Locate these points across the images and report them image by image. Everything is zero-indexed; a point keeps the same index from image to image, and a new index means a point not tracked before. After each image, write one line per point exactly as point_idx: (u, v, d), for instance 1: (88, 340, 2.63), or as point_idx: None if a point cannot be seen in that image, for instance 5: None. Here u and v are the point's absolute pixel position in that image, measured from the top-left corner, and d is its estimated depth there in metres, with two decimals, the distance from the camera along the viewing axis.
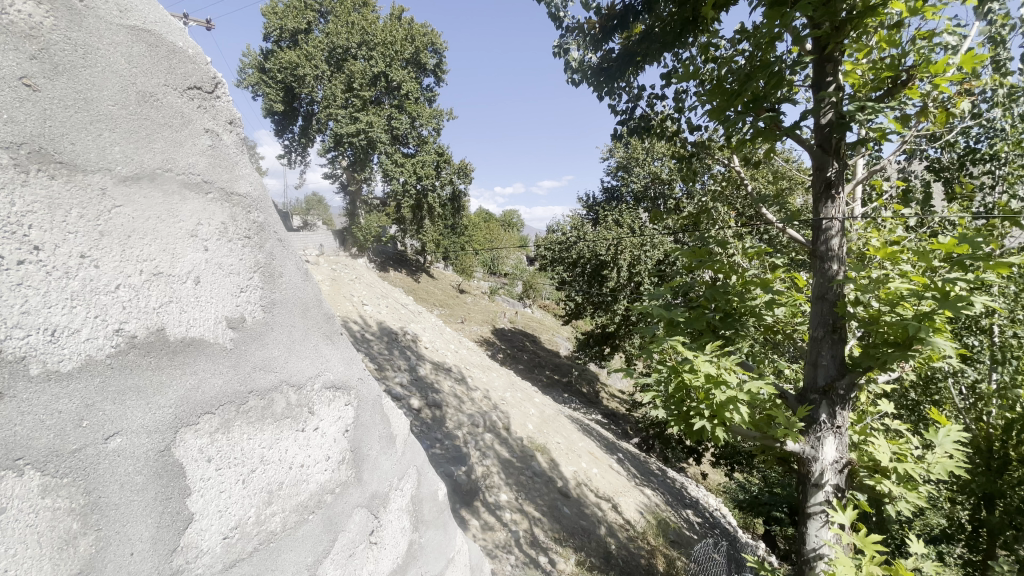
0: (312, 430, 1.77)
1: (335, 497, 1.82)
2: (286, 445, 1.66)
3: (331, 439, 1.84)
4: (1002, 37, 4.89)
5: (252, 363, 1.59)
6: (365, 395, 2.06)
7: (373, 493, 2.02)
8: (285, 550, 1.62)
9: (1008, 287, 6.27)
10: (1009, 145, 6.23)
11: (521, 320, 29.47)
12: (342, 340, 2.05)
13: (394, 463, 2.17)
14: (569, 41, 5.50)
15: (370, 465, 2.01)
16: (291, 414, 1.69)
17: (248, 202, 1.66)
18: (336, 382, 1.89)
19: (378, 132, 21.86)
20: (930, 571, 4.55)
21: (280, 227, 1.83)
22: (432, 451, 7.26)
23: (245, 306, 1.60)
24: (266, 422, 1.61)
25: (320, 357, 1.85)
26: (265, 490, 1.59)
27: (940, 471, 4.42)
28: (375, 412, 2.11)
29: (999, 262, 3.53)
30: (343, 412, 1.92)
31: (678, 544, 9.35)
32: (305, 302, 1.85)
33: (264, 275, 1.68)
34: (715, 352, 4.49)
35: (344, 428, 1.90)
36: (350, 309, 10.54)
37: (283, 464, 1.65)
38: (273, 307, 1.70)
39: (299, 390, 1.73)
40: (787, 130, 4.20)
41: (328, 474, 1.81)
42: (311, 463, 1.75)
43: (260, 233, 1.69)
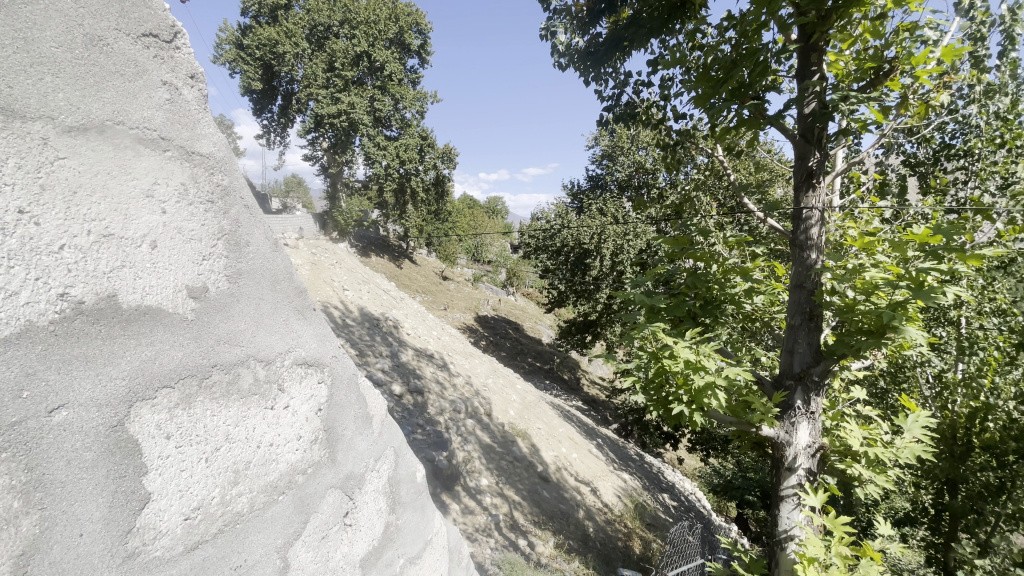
0: (282, 408, 1.71)
1: (307, 478, 1.77)
2: (253, 423, 1.60)
3: (303, 417, 1.78)
4: (980, 34, 4.98)
5: (216, 336, 1.52)
6: (340, 373, 2.00)
7: (348, 474, 1.96)
8: (252, 532, 1.57)
9: (977, 280, 6.45)
10: (983, 142, 6.37)
11: (505, 308, 29.50)
12: (316, 315, 1.98)
13: (370, 444, 2.12)
14: (556, 24, 5.41)
15: (344, 445, 1.95)
16: (258, 390, 1.62)
17: (212, 163, 1.57)
18: (307, 358, 1.82)
19: (360, 113, 21.37)
20: (895, 552, 4.71)
21: (247, 194, 1.74)
22: (413, 436, 7.24)
23: (208, 275, 1.51)
24: (231, 398, 1.54)
25: (292, 333, 1.78)
26: (231, 469, 1.52)
27: (907, 456, 4.56)
28: (352, 391, 2.05)
29: (971, 254, 3.60)
30: (316, 390, 1.85)
31: (654, 527, 9.56)
32: (274, 273, 1.77)
33: (229, 243, 1.60)
34: (694, 339, 4.53)
35: (317, 407, 1.84)
36: (331, 294, 10.38)
37: (250, 442, 1.59)
38: (238, 277, 1.62)
39: (267, 365, 1.66)
40: (771, 119, 4.19)
41: (300, 454, 1.75)
42: (280, 442, 1.69)
43: (225, 197, 1.60)
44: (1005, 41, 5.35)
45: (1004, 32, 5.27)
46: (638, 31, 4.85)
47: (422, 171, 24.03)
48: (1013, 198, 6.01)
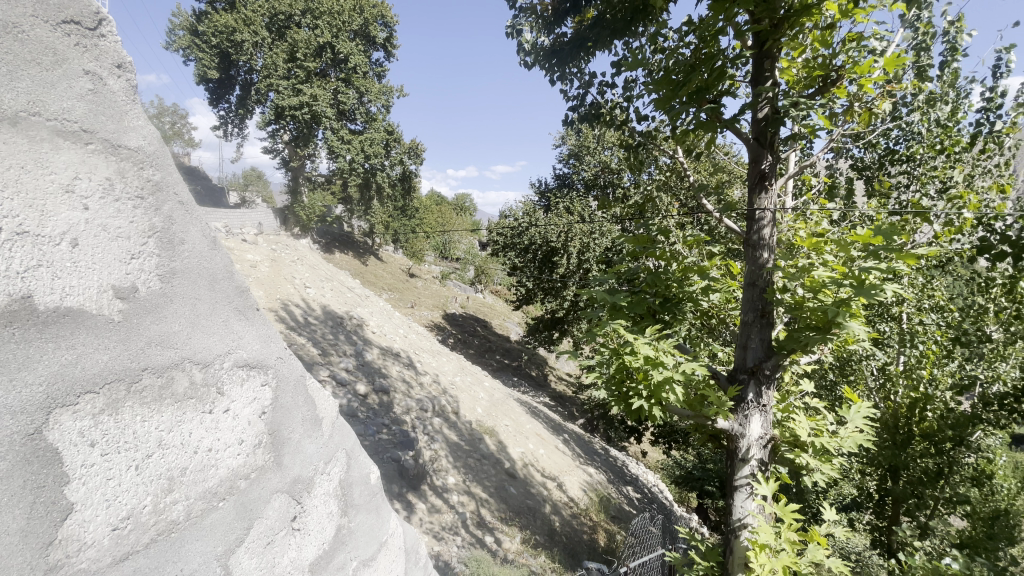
0: (221, 412, 1.65)
1: (249, 483, 1.72)
2: (189, 428, 1.54)
3: (245, 422, 1.73)
4: (923, 44, 5.29)
5: (146, 338, 1.45)
6: (286, 375, 1.94)
7: (296, 477, 1.91)
8: (190, 540, 1.51)
9: (918, 279, 6.85)
10: (924, 148, 6.77)
11: (473, 306, 29.47)
12: (259, 316, 1.91)
13: (320, 446, 2.08)
14: (521, 22, 5.43)
15: (291, 449, 1.91)
16: (194, 394, 1.56)
17: (141, 157, 1.50)
18: (249, 360, 1.77)
19: (323, 106, 20.83)
20: (840, 536, 4.97)
21: (183, 189, 1.66)
22: (379, 437, 7.18)
23: (138, 275, 1.45)
24: (164, 402, 1.47)
25: (233, 334, 1.72)
26: (164, 477, 1.47)
27: (851, 445, 4.81)
28: (299, 394, 2.00)
29: (908, 254, 3.84)
30: (259, 393, 1.80)
31: (618, 519, 9.78)
32: (212, 272, 1.69)
33: (161, 241, 1.53)
34: (654, 336, 4.65)
35: (260, 411, 1.80)
36: (292, 291, 10.08)
37: (186, 448, 1.53)
38: (172, 277, 1.55)
39: (205, 369, 1.60)
40: (727, 123, 4.33)
41: (241, 459, 1.70)
42: (220, 447, 1.64)
43: (157, 192, 1.53)
44: (947, 52, 5.70)
45: (946, 43, 5.62)
46: (602, 32, 4.92)
47: (388, 166, 23.60)
48: (948, 201, 6.43)
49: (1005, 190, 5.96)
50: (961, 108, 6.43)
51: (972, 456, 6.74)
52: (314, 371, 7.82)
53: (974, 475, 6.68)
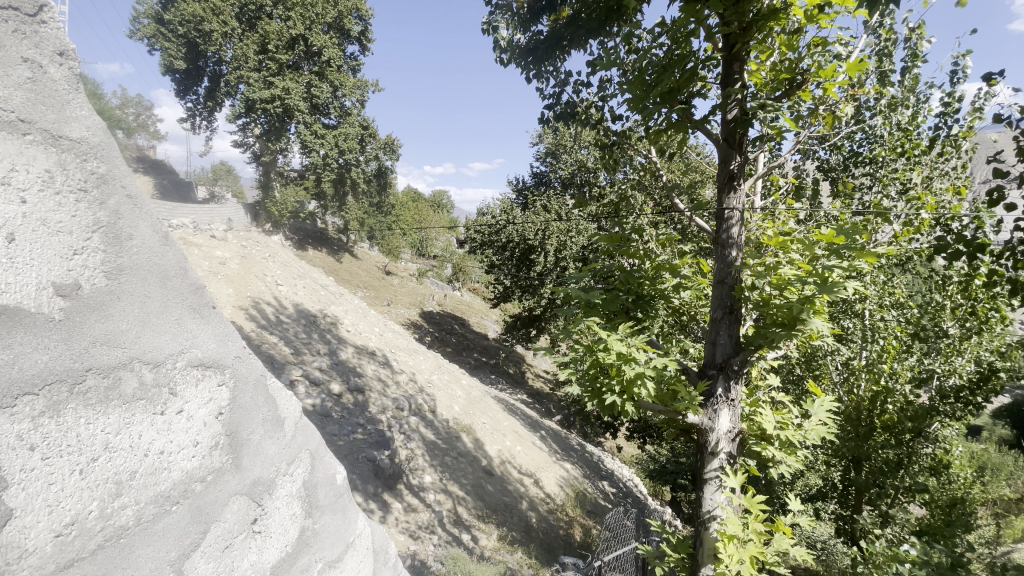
0: (175, 413, 1.60)
1: (206, 486, 1.68)
2: (138, 430, 1.49)
3: (200, 423, 1.68)
4: (885, 50, 5.49)
5: (91, 337, 1.39)
6: (244, 375, 1.90)
7: (255, 479, 1.88)
8: (140, 545, 1.47)
9: (879, 277, 7.11)
10: (886, 151, 7.02)
11: (451, 304, 29.31)
12: (215, 314, 1.86)
13: (282, 447, 2.04)
14: (497, 19, 5.44)
15: (251, 450, 1.87)
16: (145, 395, 1.51)
17: (85, 149, 1.47)
18: (205, 359, 1.72)
19: (296, 99, 20.35)
20: (804, 525, 5.14)
21: (132, 182, 1.62)
22: (353, 436, 7.12)
23: (81, 271, 1.39)
24: (111, 404, 1.42)
25: (186, 333, 1.67)
26: (112, 481, 1.42)
27: (814, 437, 4.99)
28: (259, 394, 1.96)
29: (869, 252, 3.98)
30: (215, 393, 1.75)
31: (593, 513, 9.91)
32: (164, 268, 1.64)
33: (107, 236, 1.48)
34: (626, 332, 4.71)
35: (216, 411, 1.75)
36: (263, 290, 9.84)
37: (136, 451, 1.48)
38: (119, 273, 1.50)
39: (156, 368, 1.55)
40: (697, 123, 4.42)
41: (196, 461, 1.66)
42: (173, 449, 1.58)
43: (102, 185, 1.49)
44: (908, 58, 5.92)
45: (907, 49, 5.84)
46: (577, 31, 4.94)
47: (363, 162, 23.20)
48: (908, 202, 6.70)
49: (960, 193, 6.22)
50: (921, 113, 6.69)
51: (930, 447, 7.00)
52: (286, 370, 7.67)
53: (932, 465, 6.97)
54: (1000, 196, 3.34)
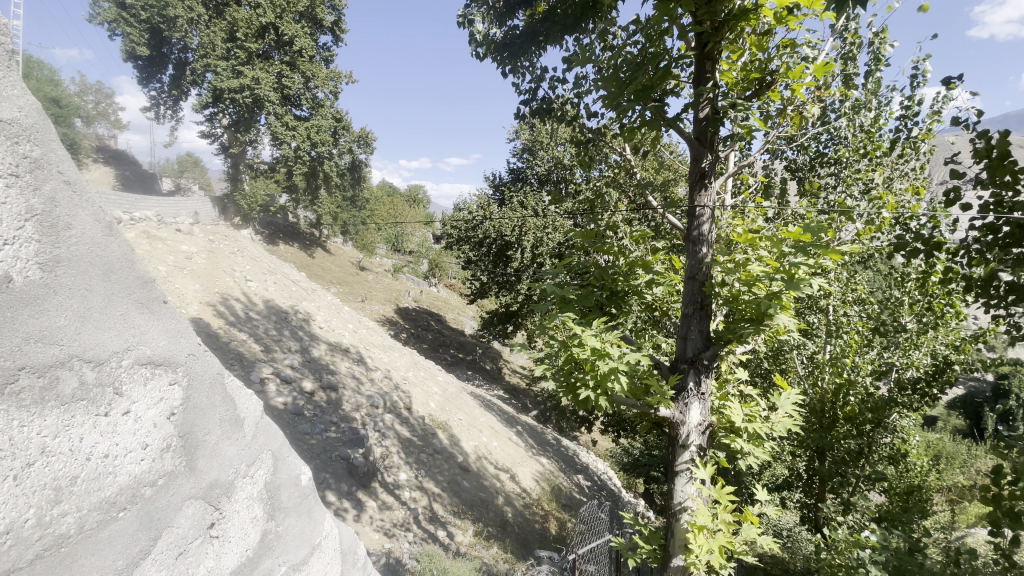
0: (120, 414, 1.62)
1: (156, 491, 1.71)
2: (78, 433, 1.50)
3: (149, 424, 1.71)
4: (850, 53, 5.65)
5: (25, 335, 1.40)
6: (197, 374, 1.93)
7: (212, 482, 1.92)
8: (83, 555, 1.48)
9: (842, 273, 7.35)
10: (849, 152, 7.24)
11: (426, 300, 29.03)
12: (163, 308, 1.89)
13: (239, 450, 2.09)
14: (473, 13, 5.38)
15: (206, 452, 1.91)
16: (87, 396, 1.52)
17: (17, 131, 1.51)
18: (153, 357, 1.74)
19: (266, 90, 19.78)
20: (771, 514, 5.28)
21: (69, 168, 1.66)
22: (326, 435, 7.02)
23: (14, 264, 1.41)
24: (48, 406, 1.43)
25: (133, 329, 1.70)
26: (51, 486, 1.43)
27: (781, 429, 5.13)
28: (215, 394, 2.01)
29: (834, 250, 4.10)
30: (166, 394, 1.78)
31: (568, 507, 10.01)
32: (106, 258, 1.68)
33: (42, 224, 1.51)
34: (600, 328, 4.73)
35: (167, 412, 1.78)
36: (232, 285, 9.56)
37: (78, 455, 1.49)
38: (57, 265, 1.52)
39: (98, 368, 1.56)
40: (670, 121, 4.46)
41: (145, 465, 1.68)
42: (119, 453, 1.61)
43: (36, 169, 1.52)
44: (871, 62, 6.12)
45: (871, 53, 6.04)
46: (553, 27, 4.92)
47: (336, 155, 22.69)
48: (870, 201, 6.93)
49: (919, 192, 6.48)
50: (882, 116, 6.92)
51: (888, 436, 7.30)
52: (256, 368, 7.48)
53: (891, 454, 7.26)
54: (956, 196, 3.47)
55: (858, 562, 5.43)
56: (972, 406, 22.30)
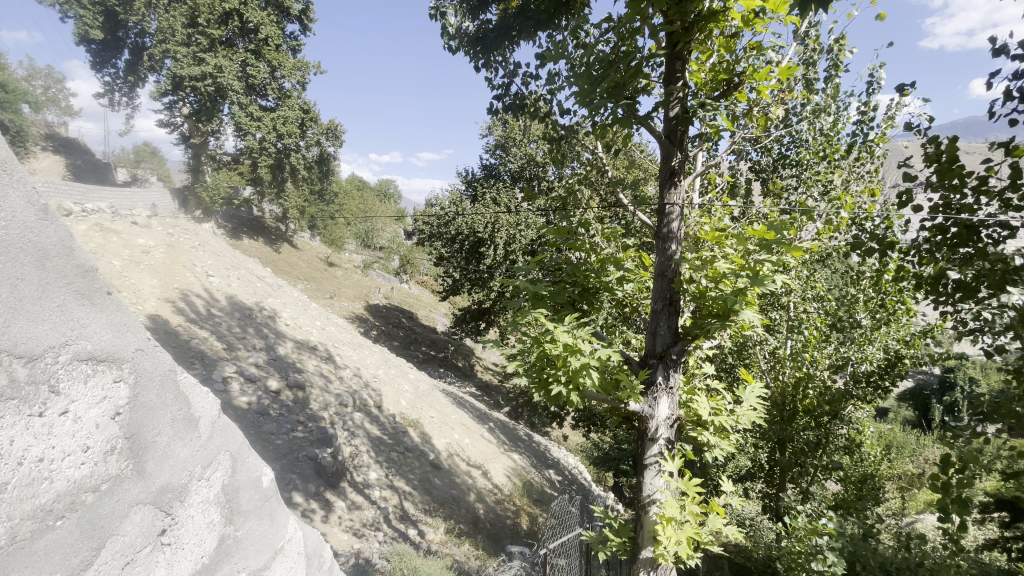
0: (58, 415, 1.68)
1: (98, 496, 1.78)
2: (10, 437, 1.55)
3: (90, 426, 1.77)
4: (811, 59, 5.84)
5: None
6: (147, 370, 1.99)
7: (161, 486, 2.00)
8: (19, 564, 1.56)
9: (803, 271, 7.59)
10: (810, 154, 7.48)
11: (397, 296, 28.59)
12: (110, 301, 1.92)
13: (193, 451, 2.16)
14: (445, 4, 5.30)
15: (156, 455, 1.98)
16: (19, 397, 1.58)
17: None
18: (95, 352, 1.79)
19: (229, 78, 19.03)
20: (736, 504, 5.42)
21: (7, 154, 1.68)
22: (292, 435, 6.85)
23: None
24: None
25: (71, 322, 1.73)
26: None
27: (745, 422, 5.29)
28: (167, 392, 2.06)
29: (796, 248, 4.24)
30: (111, 391, 1.84)
31: (540, 501, 10.07)
32: (42, 248, 1.70)
33: None
34: (572, 324, 4.76)
35: (112, 413, 1.84)
36: (192, 281, 9.17)
37: (9, 461, 1.55)
38: None
39: (32, 364, 1.61)
40: (641, 119, 4.51)
41: (86, 469, 1.74)
42: (56, 456, 1.66)
43: None
44: (831, 68, 6.34)
45: (831, 59, 6.26)
46: (526, 22, 4.87)
47: (304, 147, 22.04)
48: (830, 202, 7.17)
49: (875, 194, 6.76)
50: (841, 120, 7.18)
51: (844, 427, 7.62)
52: (218, 367, 7.21)
53: (846, 444, 7.57)
54: (908, 198, 3.62)
55: (816, 549, 5.64)
56: (920, 398, 23.56)
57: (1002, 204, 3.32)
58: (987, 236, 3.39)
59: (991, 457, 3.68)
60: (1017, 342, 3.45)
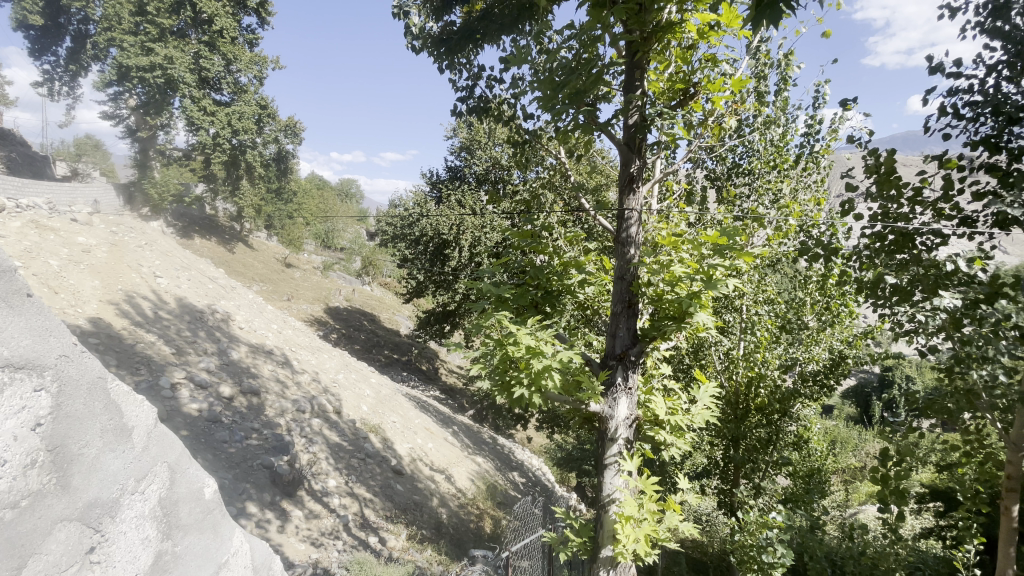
0: None
1: (17, 514, 1.79)
2: None
3: (10, 437, 1.82)
4: (762, 73, 6.12)
5: None
6: (72, 377, 2.09)
7: (90, 501, 2.02)
8: None
9: (755, 276, 7.90)
10: (761, 163, 7.80)
11: (359, 299, 28.00)
12: (29, 308, 2.07)
13: (125, 463, 2.19)
14: (409, 4, 5.24)
15: (83, 467, 2.03)
16: None
17: None
18: (14, 361, 1.90)
19: (181, 70, 18.18)
20: (692, 501, 5.58)
21: None
22: (246, 443, 6.62)
23: None
24: None
25: None
26: None
27: (700, 421, 5.45)
28: (94, 401, 2.14)
29: (746, 252, 4.43)
30: (30, 402, 1.91)
31: (503, 504, 10.07)
32: None
33: None
34: (535, 326, 4.79)
35: (33, 424, 1.90)
36: (138, 282, 8.67)
37: None
38: None
39: None
40: (601, 126, 4.60)
41: (7, 483, 1.78)
42: None
43: None
44: (780, 82, 6.66)
45: (780, 74, 6.57)
46: (490, 26, 4.92)
47: (261, 144, 21.30)
48: (779, 209, 7.50)
49: (820, 203, 7.15)
50: (789, 132, 7.53)
51: (793, 425, 8.00)
52: (166, 372, 6.85)
53: (795, 441, 7.94)
54: (850, 207, 3.82)
55: (767, 542, 5.90)
56: (861, 395, 25.06)
57: (935, 213, 3.59)
58: (921, 243, 3.64)
59: (925, 450, 3.91)
60: (947, 342, 3.73)
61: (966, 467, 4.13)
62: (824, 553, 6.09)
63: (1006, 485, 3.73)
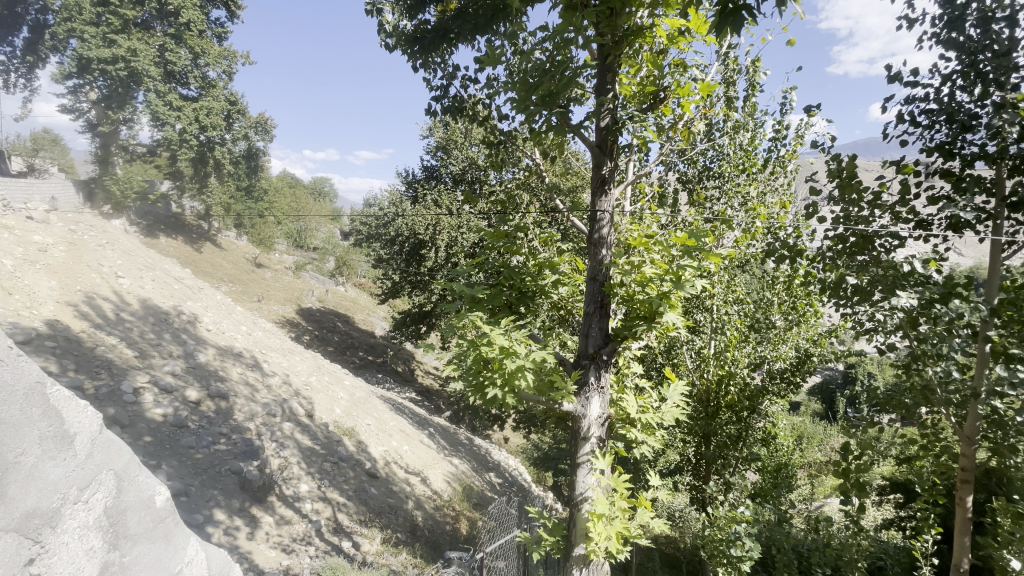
0: None
1: None
2: None
3: None
4: (730, 78, 6.27)
5: None
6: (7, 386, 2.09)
7: (28, 511, 2.02)
8: None
9: (725, 276, 8.07)
10: (729, 167, 7.98)
11: (333, 300, 27.54)
12: None
13: (66, 472, 2.17)
14: (382, 2, 5.18)
15: (21, 476, 2.03)
16: None
17: None
18: None
19: (144, 62, 17.71)
20: (663, 498, 5.66)
21: None
22: (214, 448, 6.42)
23: None
24: None
25: None
26: None
27: (671, 419, 5.54)
28: (32, 408, 2.14)
29: (711, 253, 4.53)
30: None
31: (479, 505, 10.05)
32: None
33: None
34: (509, 326, 4.80)
35: None
36: (98, 282, 8.33)
37: None
38: None
39: None
40: (574, 127, 4.65)
41: None
42: None
43: None
44: (748, 87, 6.84)
45: (747, 80, 6.75)
46: (464, 25, 4.91)
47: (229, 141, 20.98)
48: (747, 211, 7.69)
49: (785, 205, 7.35)
50: (757, 136, 7.72)
51: (761, 421, 8.22)
52: (128, 377, 6.59)
53: (763, 437, 8.15)
54: (814, 209, 3.93)
55: (736, 535, 6.04)
56: (826, 391, 25.94)
57: (892, 216, 3.74)
58: (879, 245, 3.78)
59: (885, 444, 4.05)
60: (904, 340, 3.88)
61: (923, 460, 4.29)
62: (791, 545, 6.27)
63: (960, 476, 3.94)
